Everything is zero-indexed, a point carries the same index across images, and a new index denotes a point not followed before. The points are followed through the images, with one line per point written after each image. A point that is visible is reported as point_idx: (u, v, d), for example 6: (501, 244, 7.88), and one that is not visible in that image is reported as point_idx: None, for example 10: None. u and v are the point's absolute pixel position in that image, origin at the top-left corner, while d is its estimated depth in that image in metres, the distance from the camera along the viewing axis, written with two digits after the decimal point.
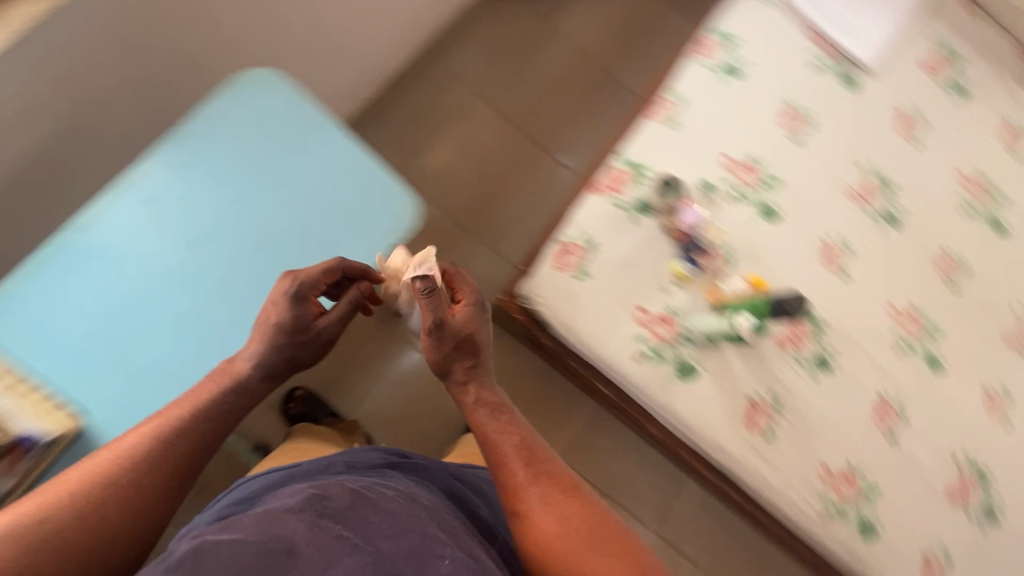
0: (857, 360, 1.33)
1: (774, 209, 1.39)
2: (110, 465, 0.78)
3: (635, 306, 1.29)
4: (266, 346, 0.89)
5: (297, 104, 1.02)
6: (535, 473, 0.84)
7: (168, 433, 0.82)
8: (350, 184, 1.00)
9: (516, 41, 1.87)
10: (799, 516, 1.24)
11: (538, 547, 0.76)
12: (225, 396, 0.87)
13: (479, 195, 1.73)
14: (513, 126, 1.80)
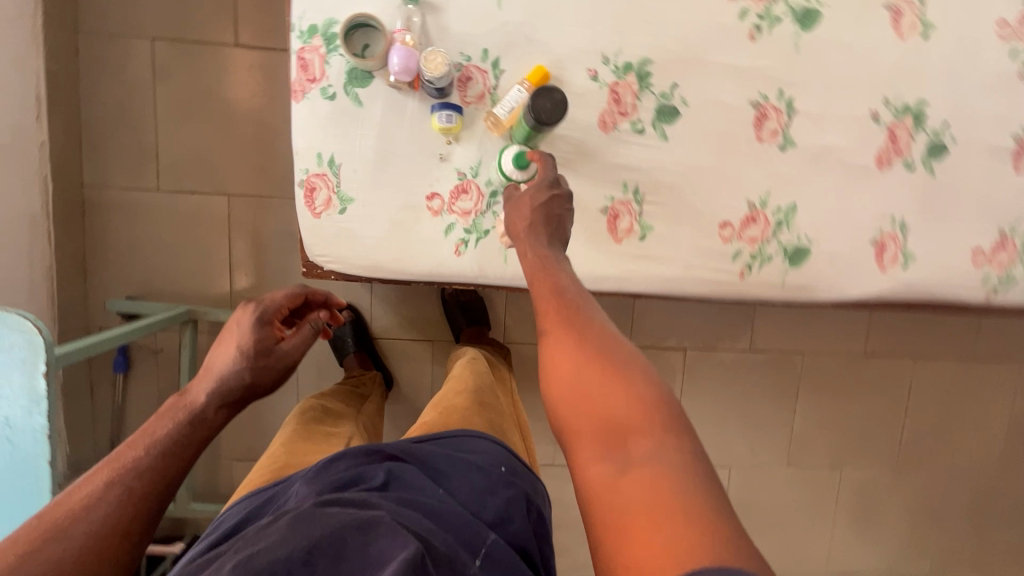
0: (964, 117, 0.87)
1: (802, 6, 0.83)
2: (83, 502, 0.48)
3: (608, 209, 0.84)
4: (209, 379, 0.62)
5: None
6: (578, 314, 0.61)
7: (170, 460, 0.54)
8: None
9: None
10: (967, 297, 0.92)
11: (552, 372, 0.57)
12: (223, 397, 0.62)
13: (228, 130, 1.13)
14: (181, 20, 1.08)
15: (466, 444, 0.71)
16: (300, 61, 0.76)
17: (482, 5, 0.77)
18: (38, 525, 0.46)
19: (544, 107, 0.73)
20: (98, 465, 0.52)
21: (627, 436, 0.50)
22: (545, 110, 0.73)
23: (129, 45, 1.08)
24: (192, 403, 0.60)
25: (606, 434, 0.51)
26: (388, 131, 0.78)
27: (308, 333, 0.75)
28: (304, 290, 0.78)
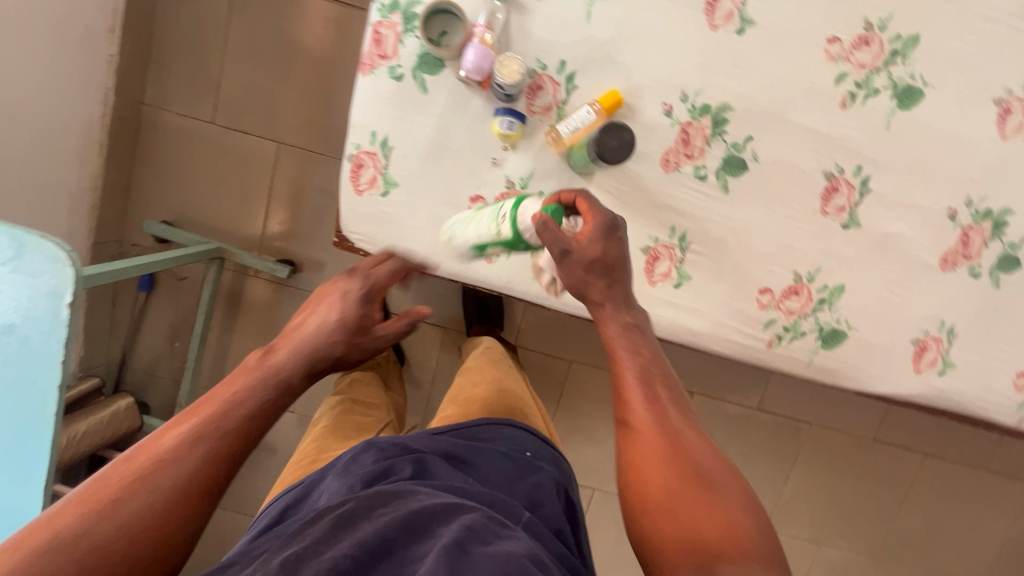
0: None
1: (905, 81, 0.77)
2: (166, 460, 0.49)
3: (651, 248, 0.81)
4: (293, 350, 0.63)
5: None
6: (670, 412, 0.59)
7: (249, 423, 0.54)
8: None
9: None
10: (1000, 419, 0.88)
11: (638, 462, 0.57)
12: (304, 373, 0.62)
13: (290, 78, 1.12)
14: None
15: (493, 429, 0.74)
16: (374, 35, 0.74)
17: (570, 14, 0.74)
18: (114, 479, 0.47)
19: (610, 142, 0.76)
20: (177, 421, 0.52)
21: (718, 554, 0.49)
22: (610, 145, 0.76)
23: None
24: (272, 368, 0.60)
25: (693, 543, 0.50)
26: (447, 124, 0.77)
27: (405, 321, 0.73)
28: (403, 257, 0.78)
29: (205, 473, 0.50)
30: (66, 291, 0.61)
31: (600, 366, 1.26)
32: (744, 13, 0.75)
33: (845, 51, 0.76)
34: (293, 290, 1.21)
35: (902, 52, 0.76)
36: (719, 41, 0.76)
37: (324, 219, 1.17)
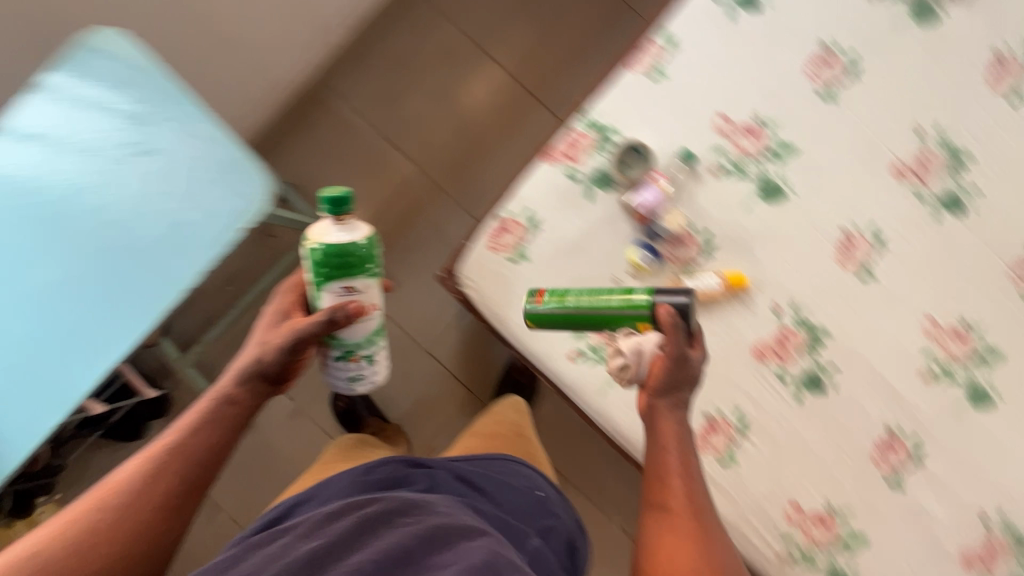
0: None
1: (982, 386, 0.86)
2: (85, 522, 0.57)
3: (713, 417, 0.86)
4: (218, 400, 0.65)
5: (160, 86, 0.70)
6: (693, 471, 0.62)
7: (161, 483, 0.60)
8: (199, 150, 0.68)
9: None
10: None
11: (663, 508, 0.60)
12: (233, 404, 0.65)
13: (458, 129, 1.25)
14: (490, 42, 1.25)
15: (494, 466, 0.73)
16: (572, 140, 0.87)
17: (732, 202, 0.86)
18: (87, 511, 0.57)
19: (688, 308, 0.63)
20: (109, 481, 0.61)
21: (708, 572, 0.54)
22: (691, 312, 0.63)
23: (441, 21, 1.24)
24: (192, 425, 0.63)
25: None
26: (592, 231, 0.86)
27: (319, 316, 0.64)
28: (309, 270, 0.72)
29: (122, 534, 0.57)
30: (245, 219, 0.67)
31: (593, 498, 1.25)
32: (870, 267, 0.86)
33: (942, 336, 0.86)
34: None
35: (987, 360, 0.86)
36: (842, 279, 0.86)
37: (421, 249, 1.24)
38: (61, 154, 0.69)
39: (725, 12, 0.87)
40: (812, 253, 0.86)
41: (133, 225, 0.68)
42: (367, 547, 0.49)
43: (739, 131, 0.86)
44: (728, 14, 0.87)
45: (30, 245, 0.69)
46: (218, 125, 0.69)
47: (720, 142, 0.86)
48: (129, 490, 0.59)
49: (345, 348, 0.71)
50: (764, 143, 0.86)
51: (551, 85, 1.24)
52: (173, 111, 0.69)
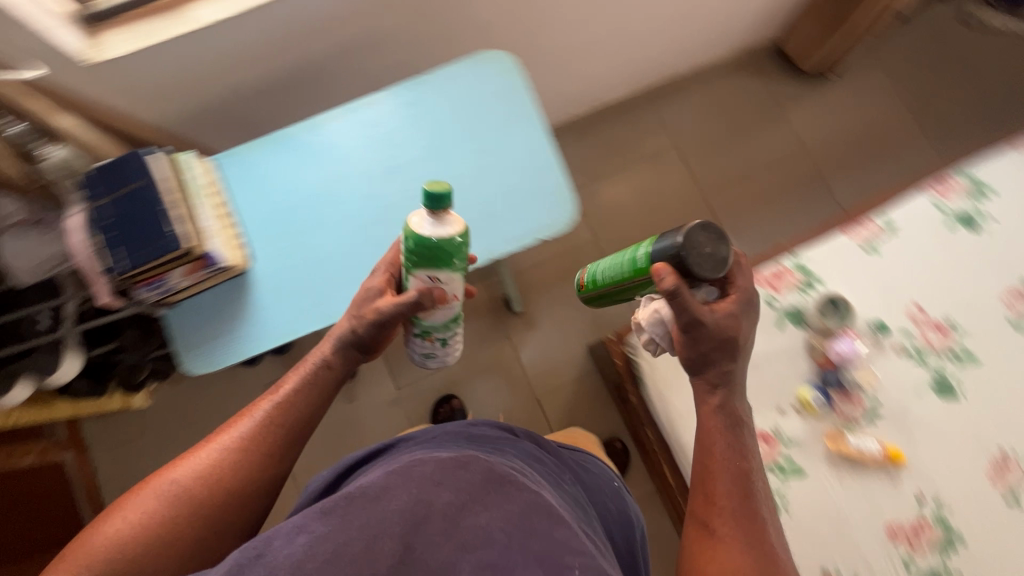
0: None
1: None
2: (194, 477, 0.61)
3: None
4: (313, 372, 0.68)
5: (520, 101, 0.78)
6: (755, 508, 0.60)
7: (254, 452, 0.63)
8: (535, 167, 0.76)
9: (765, 94, 1.42)
10: None
11: (713, 525, 0.59)
12: (330, 368, 0.67)
13: (640, 222, 1.37)
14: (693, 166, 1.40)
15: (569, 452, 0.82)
16: (778, 271, 0.97)
17: (905, 385, 0.92)
18: (199, 460, 0.62)
19: (703, 246, 0.60)
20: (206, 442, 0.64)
21: None
22: (709, 253, 0.61)
23: (660, 129, 1.41)
24: (285, 397, 0.66)
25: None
26: (772, 355, 0.93)
27: (406, 299, 0.63)
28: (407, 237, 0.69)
29: (223, 495, 0.61)
30: (547, 232, 0.75)
31: None
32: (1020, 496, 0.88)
33: None
34: (500, 326, 1.32)
35: None
36: (992, 498, 0.88)
37: (570, 309, 1.32)
38: (417, 119, 0.77)
39: (942, 221, 0.98)
40: (969, 462, 0.89)
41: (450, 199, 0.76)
42: (490, 509, 0.48)
43: (928, 323, 0.94)
44: (944, 224, 0.98)
45: (355, 179, 0.76)
46: (555, 151, 0.77)
47: (907, 326, 0.94)
48: (235, 445, 0.63)
49: (425, 328, 0.71)
50: (948, 343, 0.93)
51: (734, 219, 1.36)
52: (523, 125, 0.77)
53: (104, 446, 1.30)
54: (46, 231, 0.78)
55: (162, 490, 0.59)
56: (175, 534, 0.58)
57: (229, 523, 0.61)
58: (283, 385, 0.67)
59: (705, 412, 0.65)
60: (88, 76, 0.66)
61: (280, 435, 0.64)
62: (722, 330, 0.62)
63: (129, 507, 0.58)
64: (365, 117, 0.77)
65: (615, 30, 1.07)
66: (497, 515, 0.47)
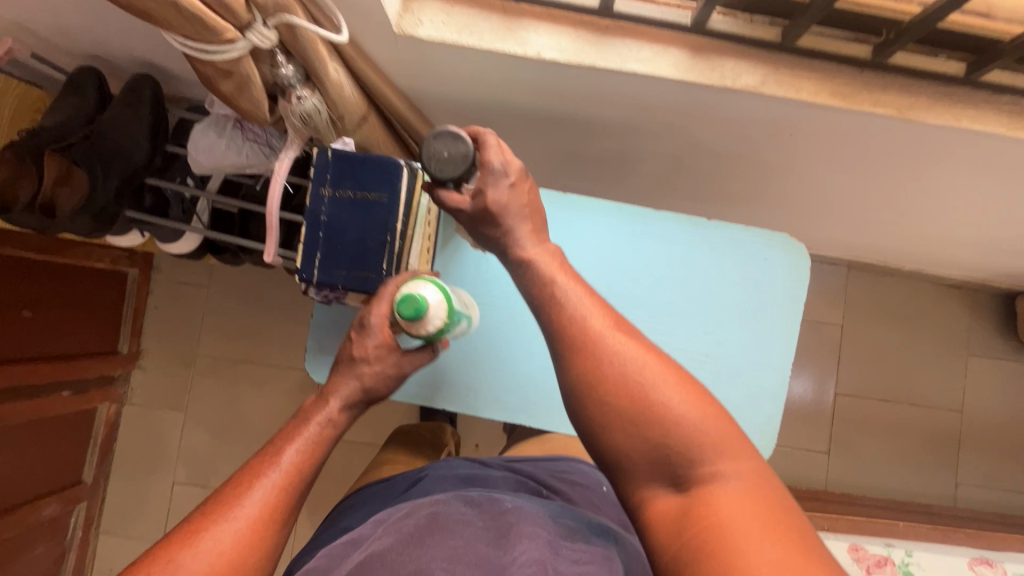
0: None
1: None
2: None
3: None
4: (318, 433, 0.51)
5: (780, 305, 0.66)
6: (555, 294, 0.48)
7: (245, 545, 0.44)
8: (746, 384, 0.66)
9: (959, 335, 1.27)
10: None
11: (599, 407, 0.44)
12: (332, 425, 0.52)
13: None
14: (844, 358, 1.27)
15: (528, 462, 0.78)
16: (880, 559, 0.90)
17: None
18: (178, 551, 0.43)
19: (439, 153, 0.48)
20: (169, 543, 0.43)
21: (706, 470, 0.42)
22: (445, 157, 0.49)
23: (836, 303, 1.27)
24: (287, 468, 0.48)
25: (666, 463, 0.43)
26: None
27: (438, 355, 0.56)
28: (384, 291, 0.52)
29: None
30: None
31: None
32: None
33: None
34: None
35: None
36: None
37: None
38: (662, 259, 0.66)
39: None
40: None
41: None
42: (437, 550, 0.48)
43: None
44: None
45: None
46: (785, 384, 0.66)
47: None
48: (223, 525, 0.44)
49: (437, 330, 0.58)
50: None
51: (846, 432, 1.26)
52: (771, 336, 0.66)
53: (166, 277, 1.29)
54: (238, 133, 0.68)
55: None
56: None
57: None
58: (281, 448, 0.49)
59: (518, 268, 0.51)
60: (389, 39, 0.57)
61: (277, 521, 0.46)
62: (489, 215, 0.50)
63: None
64: (617, 230, 0.66)
65: (886, 223, 0.91)
66: (439, 556, 0.47)
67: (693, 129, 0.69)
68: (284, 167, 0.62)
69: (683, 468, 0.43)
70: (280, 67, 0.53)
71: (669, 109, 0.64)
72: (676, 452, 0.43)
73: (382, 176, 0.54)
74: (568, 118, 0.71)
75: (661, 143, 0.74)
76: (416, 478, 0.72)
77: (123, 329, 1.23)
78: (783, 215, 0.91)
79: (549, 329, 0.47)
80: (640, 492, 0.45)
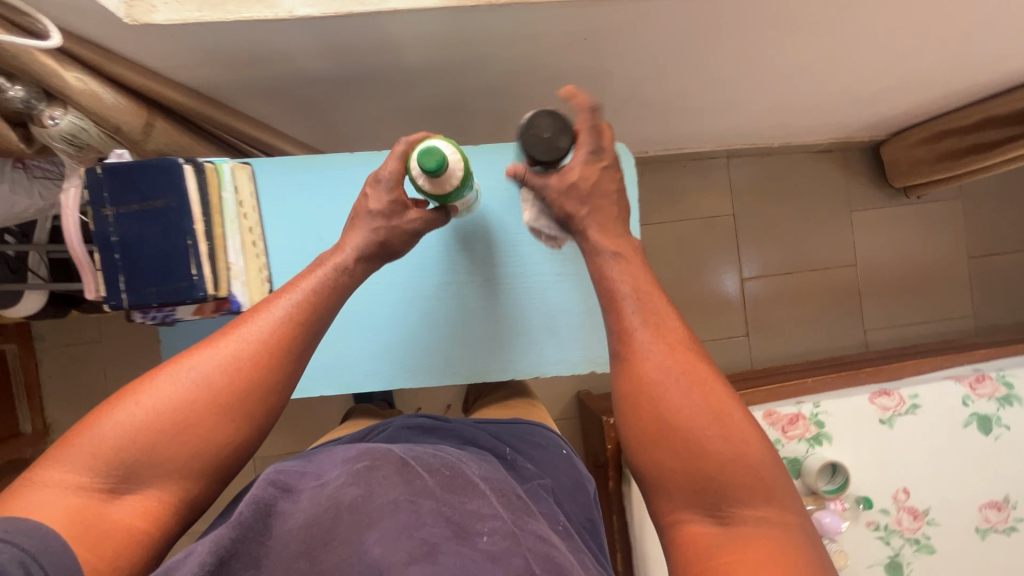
0: None
1: None
2: (213, 372, 0.47)
3: None
4: (335, 279, 0.55)
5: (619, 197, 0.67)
6: (624, 324, 0.53)
7: (259, 364, 0.48)
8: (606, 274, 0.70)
9: (839, 194, 1.33)
10: None
11: (656, 429, 0.49)
12: (342, 282, 0.55)
13: (669, 284, 1.30)
14: (741, 242, 1.32)
15: (497, 422, 0.80)
16: (793, 416, 0.95)
17: (863, 558, 0.95)
18: (211, 352, 0.48)
19: (541, 131, 0.55)
20: (207, 342, 0.49)
21: (727, 477, 0.47)
22: (546, 138, 0.56)
23: (723, 192, 1.31)
24: (300, 306, 0.51)
25: (707, 491, 0.47)
26: None
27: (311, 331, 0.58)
28: (403, 144, 0.57)
29: (217, 425, 0.46)
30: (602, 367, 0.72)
31: None
32: None
33: None
34: None
35: None
36: None
37: None
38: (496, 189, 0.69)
39: (966, 416, 0.97)
40: None
41: (542, 293, 0.71)
42: (405, 491, 0.50)
43: (908, 507, 0.95)
44: (967, 420, 0.97)
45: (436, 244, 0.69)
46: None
47: (889, 507, 0.95)
48: (245, 341, 0.48)
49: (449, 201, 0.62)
50: (917, 532, 0.95)
51: (759, 312, 1.32)
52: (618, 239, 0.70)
53: (52, 343, 1.21)
54: (20, 176, 0.62)
55: (172, 375, 0.47)
56: (176, 427, 0.45)
57: (235, 434, 0.47)
58: (291, 290, 0.53)
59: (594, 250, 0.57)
60: (131, 34, 0.53)
61: (288, 354, 0.50)
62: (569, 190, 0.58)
63: (122, 411, 0.45)
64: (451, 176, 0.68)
65: (730, 103, 0.93)
66: (401, 492, 0.50)
67: (496, 54, 0.68)
68: (72, 197, 0.57)
69: (722, 505, 0.47)
70: (7, 91, 0.50)
71: (460, 35, 0.62)
72: (724, 485, 0.47)
73: (162, 181, 0.52)
74: (372, 72, 0.69)
75: (478, 75, 0.72)
76: (369, 430, 0.76)
77: (20, 408, 1.16)
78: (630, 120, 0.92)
79: (614, 338, 0.54)
80: (675, 514, 0.49)
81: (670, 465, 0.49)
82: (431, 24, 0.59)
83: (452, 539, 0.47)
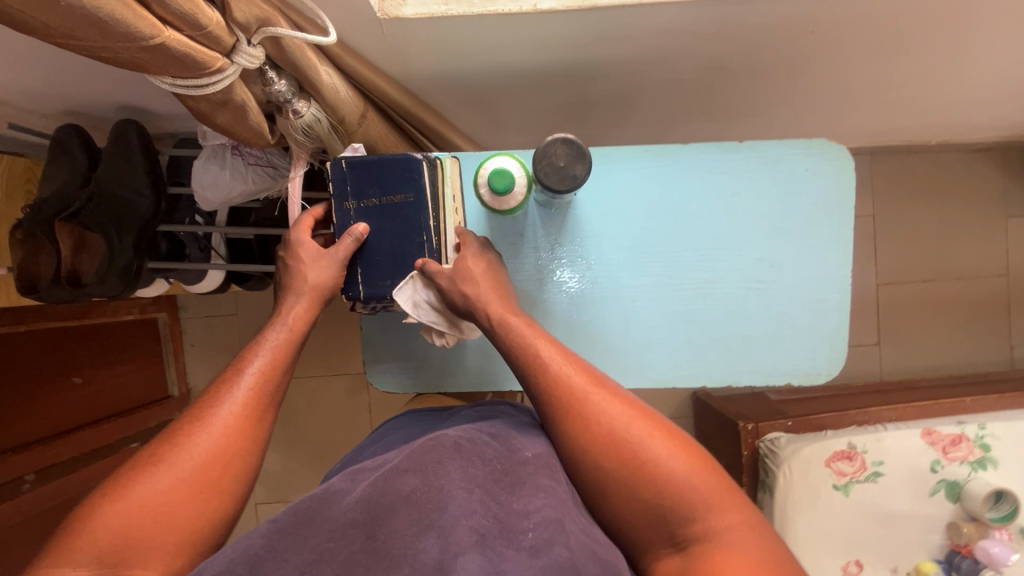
0: None
1: None
2: (188, 445, 0.45)
3: None
4: (282, 333, 0.52)
5: (831, 194, 0.61)
6: (540, 357, 0.50)
7: (235, 426, 0.46)
8: (816, 281, 0.63)
9: (995, 200, 1.23)
10: None
11: (594, 462, 0.44)
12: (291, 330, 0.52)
13: None
14: (881, 248, 1.24)
15: None
16: (956, 437, 0.90)
17: None
18: (181, 425, 0.46)
19: (555, 159, 0.51)
20: (183, 420, 0.47)
21: (691, 511, 0.41)
22: (559, 165, 0.51)
23: (867, 193, 1.23)
24: (263, 360, 0.50)
25: (663, 518, 0.42)
26: (914, 518, 0.89)
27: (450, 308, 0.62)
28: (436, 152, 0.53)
29: (197, 489, 0.43)
30: (795, 378, 0.64)
31: None
32: None
33: None
34: None
35: None
36: None
37: None
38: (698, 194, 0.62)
39: None
40: None
41: (748, 299, 0.63)
42: (459, 475, 0.42)
43: None
44: None
45: (639, 238, 0.62)
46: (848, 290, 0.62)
47: None
48: (207, 403, 0.47)
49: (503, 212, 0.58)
50: None
51: (895, 321, 1.25)
52: (824, 243, 0.62)
53: (194, 314, 1.29)
54: (237, 162, 0.66)
55: (145, 459, 0.44)
56: (150, 501, 0.42)
57: (209, 489, 0.44)
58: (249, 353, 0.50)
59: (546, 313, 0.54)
60: (375, 26, 0.55)
61: (259, 405, 0.48)
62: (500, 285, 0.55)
63: (107, 502, 0.41)
64: (658, 173, 0.61)
65: (917, 103, 0.86)
66: (458, 477, 0.41)
67: (701, 48, 0.65)
68: (297, 186, 0.59)
69: (677, 525, 0.41)
70: (273, 84, 0.51)
71: (677, 30, 0.61)
72: (672, 507, 0.42)
73: (402, 176, 0.53)
74: (566, 67, 0.68)
75: (670, 73, 0.71)
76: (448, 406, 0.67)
77: (167, 372, 1.24)
78: (803, 121, 0.87)
79: (536, 391, 0.49)
80: (644, 550, 0.43)
81: (623, 502, 0.43)
82: (655, 20, 0.58)
83: (492, 535, 0.38)
